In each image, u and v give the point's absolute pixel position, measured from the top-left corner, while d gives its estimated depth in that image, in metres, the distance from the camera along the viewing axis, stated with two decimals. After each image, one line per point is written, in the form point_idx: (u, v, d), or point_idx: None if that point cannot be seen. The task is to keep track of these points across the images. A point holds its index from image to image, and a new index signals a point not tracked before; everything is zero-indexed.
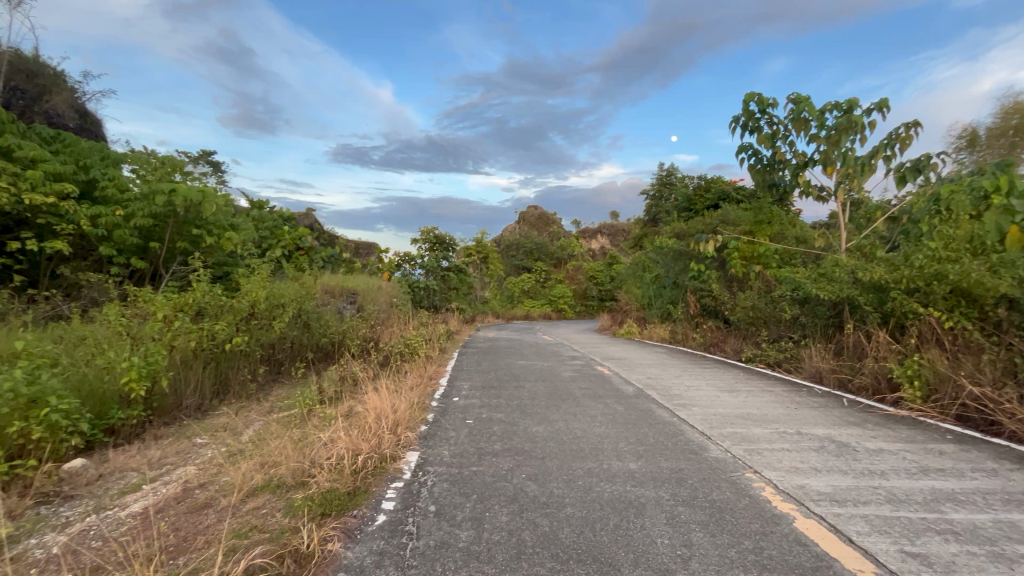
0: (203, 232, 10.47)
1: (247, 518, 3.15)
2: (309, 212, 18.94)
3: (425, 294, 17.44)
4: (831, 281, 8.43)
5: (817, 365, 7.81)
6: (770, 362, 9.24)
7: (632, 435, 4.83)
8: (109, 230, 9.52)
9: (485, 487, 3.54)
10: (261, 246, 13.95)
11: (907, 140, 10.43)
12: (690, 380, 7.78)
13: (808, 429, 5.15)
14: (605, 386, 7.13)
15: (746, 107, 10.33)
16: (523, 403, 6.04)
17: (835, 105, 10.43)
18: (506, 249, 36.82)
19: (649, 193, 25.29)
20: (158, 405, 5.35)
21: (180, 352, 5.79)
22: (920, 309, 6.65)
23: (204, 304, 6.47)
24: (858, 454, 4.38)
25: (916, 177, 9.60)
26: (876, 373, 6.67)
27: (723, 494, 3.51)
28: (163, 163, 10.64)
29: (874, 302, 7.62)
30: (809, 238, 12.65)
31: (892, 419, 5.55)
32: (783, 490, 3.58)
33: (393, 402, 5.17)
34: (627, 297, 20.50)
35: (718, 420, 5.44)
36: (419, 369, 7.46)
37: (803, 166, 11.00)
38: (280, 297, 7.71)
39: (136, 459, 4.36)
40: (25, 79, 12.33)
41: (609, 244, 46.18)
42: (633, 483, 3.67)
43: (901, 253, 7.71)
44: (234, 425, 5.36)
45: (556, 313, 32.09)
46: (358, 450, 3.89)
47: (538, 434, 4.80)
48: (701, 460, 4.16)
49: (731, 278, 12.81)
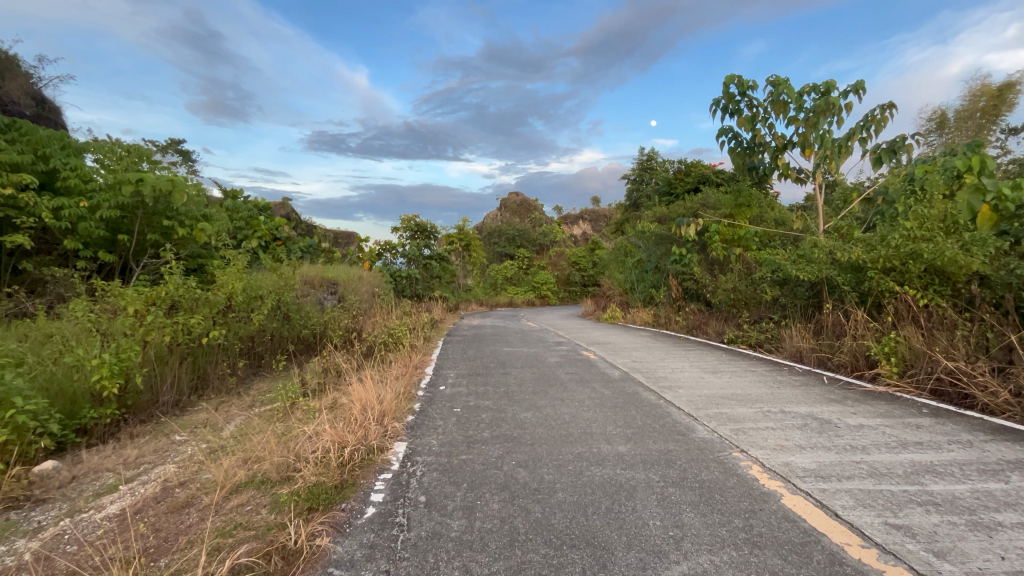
0: (175, 223, 10.12)
1: (232, 516, 3.05)
2: (285, 202, 18.48)
3: (407, 283, 17.24)
4: (809, 262, 8.57)
5: (797, 345, 7.96)
6: (751, 343, 9.40)
7: (620, 418, 4.84)
8: (73, 223, 9.12)
9: (475, 476, 3.50)
10: (237, 236, 13.56)
11: (881, 122, 10.60)
12: (674, 362, 7.85)
13: (791, 407, 5.24)
14: (591, 371, 7.16)
15: (726, 90, 10.35)
16: (510, 389, 6.02)
17: (813, 87, 10.52)
18: (488, 237, 36.61)
19: (630, 178, 25.34)
20: (133, 403, 5.16)
21: (154, 348, 5.59)
22: (896, 288, 6.81)
23: (178, 297, 6.24)
24: (840, 431, 4.47)
25: (891, 159, 9.77)
26: (854, 351, 6.81)
27: (711, 474, 3.54)
28: (129, 152, 10.21)
29: (852, 282, 7.78)
30: (787, 220, 12.85)
31: (870, 395, 5.69)
32: (770, 468, 3.63)
33: (379, 393, 5.09)
34: (610, 282, 20.60)
35: (704, 401, 5.50)
36: (404, 359, 7.39)
37: (782, 149, 11.10)
38: (258, 289, 7.49)
39: (111, 459, 4.20)
40: None
41: (591, 229, 46.35)
42: (623, 466, 3.67)
43: (877, 233, 7.87)
44: (214, 421, 5.22)
45: (540, 300, 32.14)
46: (344, 442, 3.81)
47: (526, 420, 4.78)
48: (689, 441, 4.20)
49: (712, 261, 12.96)
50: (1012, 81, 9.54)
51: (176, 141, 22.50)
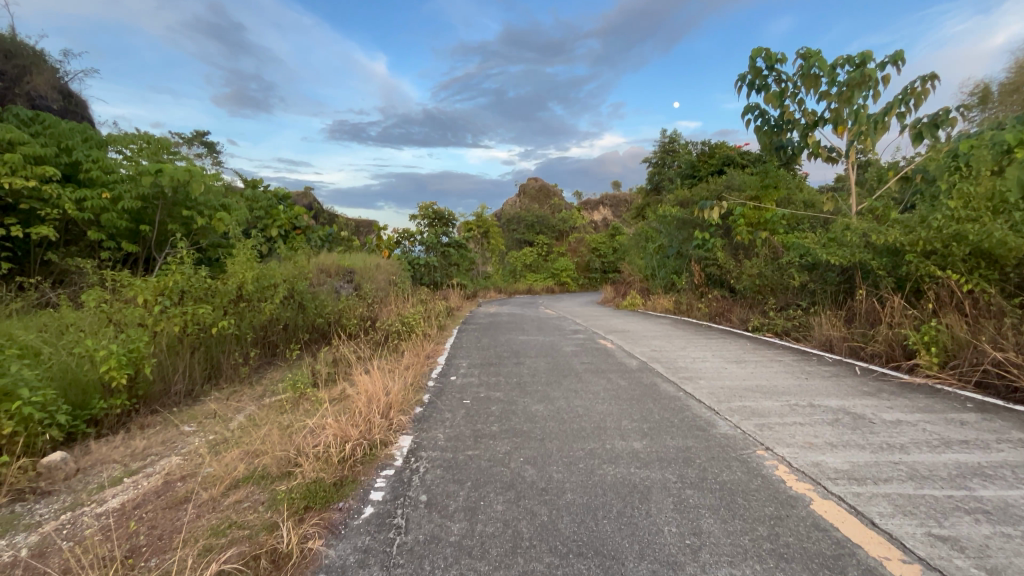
0: (194, 213, 10.18)
1: (227, 513, 2.96)
2: (306, 191, 18.56)
3: (425, 270, 17.19)
4: (841, 246, 8.10)
5: (827, 333, 7.55)
6: (778, 331, 9.00)
7: (636, 411, 4.60)
8: (96, 214, 9.23)
9: (480, 473, 3.34)
10: (256, 226, 13.64)
11: (922, 95, 9.91)
12: (695, 351, 7.54)
13: (821, 401, 4.91)
14: (607, 360, 6.92)
15: (753, 64, 9.81)
16: (523, 380, 5.84)
17: (847, 58, 9.87)
18: (507, 224, 36.32)
19: (652, 160, 24.63)
20: (145, 393, 5.17)
21: (165, 337, 5.58)
22: (938, 272, 6.33)
23: (189, 287, 6.19)
24: (875, 427, 4.15)
25: (932, 134, 9.10)
26: (890, 340, 6.38)
27: (733, 474, 3.29)
28: (151, 143, 10.28)
29: (888, 266, 7.30)
30: (816, 203, 12.23)
31: (907, 388, 5.31)
32: (798, 469, 3.36)
33: (387, 384, 4.96)
34: (630, 268, 20.17)
35: (726, 393, 5.21)
36: (417, 348, 7.27)
37: (812, 126, 10.50)
38: (271, 278, 7.46)
39: (119, 451, 4.19)
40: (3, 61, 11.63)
41: (611, 215, 45.58)
42: (638, 465, 3.45)
43: (917, 214, 7.36)
44: (224, 412, 5.20)
45: (559, 287, 31.83)
46: (346, 437, 3.69)
47: (538, 413, 4.59)
48: (709, 437, 3.94)
49: (736, 246, 12.46)
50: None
51: (200, 132, 22.83)
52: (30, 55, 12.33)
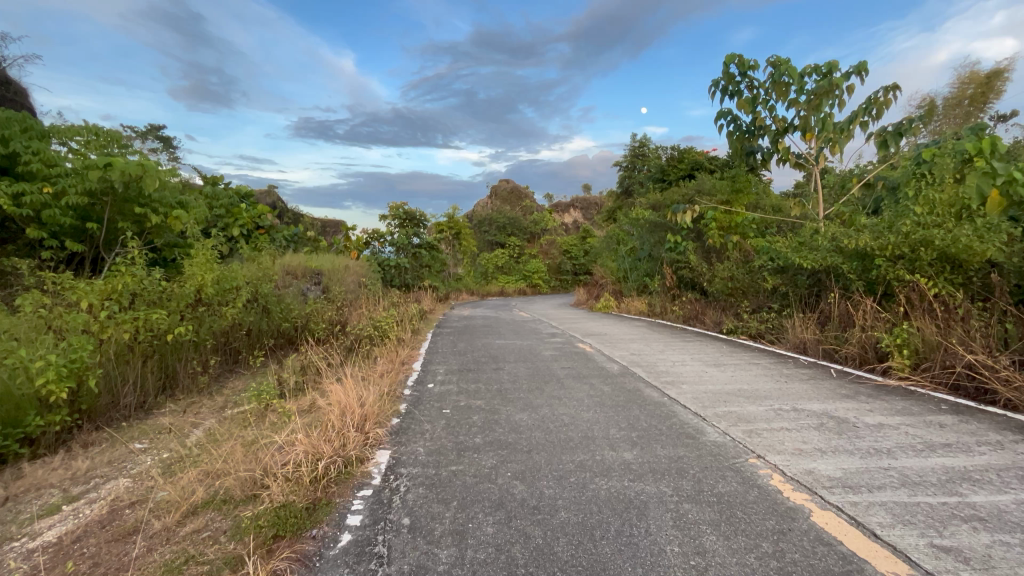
0: (148, 211, 9.50)
1: (184, 546, 2.64)
2: (270, 189, 17.81)
3: (396, 272, 16.72)
4: (812, 250, 8.27)
5: (801, 336, 7.68)
6: (752, 333, 9.11)
7: (623, 419, 4.47)
8: (36, 211, 8.48)
9: (467, 491, 3.11)
10: (216, 225, 12.95)
11: (884, 105, 10.31)
12: (674, 354, 7.52)
13: (803, 404, 4.91)
14: (588, 365, 6.79)
15: (726, 70, 9.94)
16: (503, 387, 5.63)
17: (815, 68, 10.15)
18: (478, 225, 36.04)
19: (623, 164, 24.87)
20: (89, 407, 4.70)
21: (113, 345, 5.10)
22: (907, 276, 6.48)
23: (140, 290, 5.67)
24: (860, 431, 4.14)
25: (897, 142, 9.41)
26: (863, 342, 6.50)
27: (729, 486, 3.17)
28: (100, 135, 9.57)
29: (858, 270, 7.45)
30: (783, 207, 12.53)
31: (883, 390, 5.39)
32: (792, 478, 3.28)
33: (360, 393, 4.66)
34: (603, 270, 20.27)
35: (710, 398, 5.15)
36: (390, 354, 6.96)
37: (782, 132, 10.74)
38: (233, 280, 6.99)
39: (57, 474, 3.75)
40: None
41: (582, 218, 45.95)
42: (631, 477, 3.29)
43: (884, 219, 7.56)
44: (181, 426, 4.79)
45: (531, 288, 31.79)
46: (319, 454, 3.40)
47: (522, 423, 4.39)
48: (700, 446, 3.83)
49: (707, 249, 12.62)
50: (998, 71, 10.23)
51: (155, 126, 21.63)
52: None
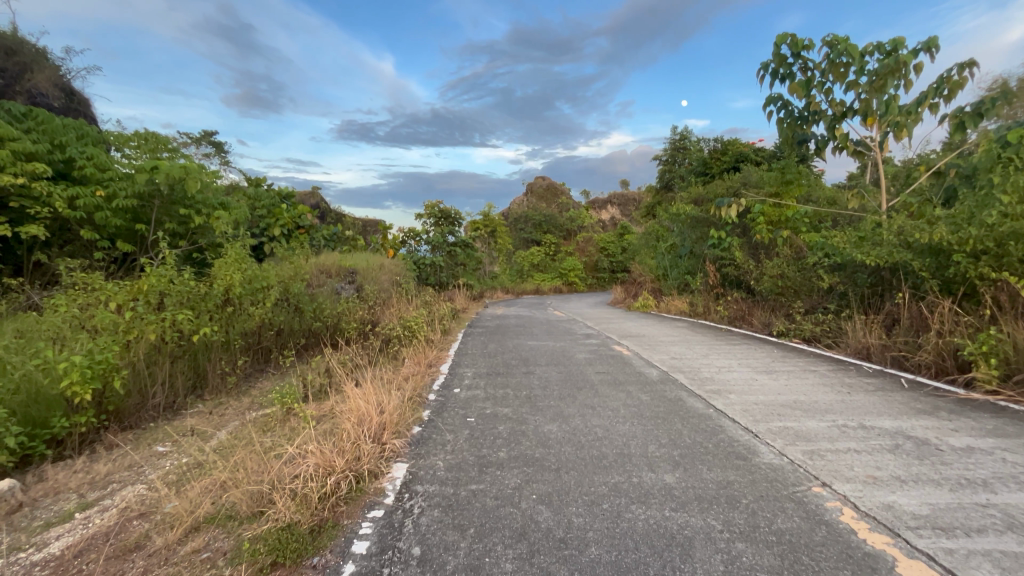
0: (192, 212, 9.71)
1: (181, 568, 2.46)
2: (311, 190, 18.17)
3: (431, 270, 16.63)
4: (875, 246, 7.48)
5: (863, 340, 6.95)
6: (806, 336, 8.38)
7: (663, 434, 4.04)
8: (89, 213, 8.77)
9: (485, 517, 2.80)
10: (258, 225, 13.25)
11: (959, 84, 9.29)
12: (720, 360, 6.95)
13: (873, 421, 4.31)
14: (624, 370, 6.36)
15: (777, 52, 9.21)
16: (533, 394, 5.29)
17: (878, 45, 9.25)
18: (514, 223, 35.72)
19: (662, 158, 24.00)
20: (117, 408, 4.70)
21: (142, 346, 5.10)
22: (993, 275, 5.69)
23: (168, 290, 5.64)
24: (946, 457, 3.55)
25: (976, 124, 8.38)
26: (940, 349, 5.76)
27: (790, 521, 2.72)
28: (149, 139, 9.86)
29: (932, 267, 6.62)
30: (839, 199, 11.58)
31: (969, 405, 4.70)
32: (867, 514, 2.79)
33: (381, 398, 4.42)
34: (640, 268, 19.56)
35: (762, 411, 4.62)
36: (418, 355, 6.78)
37: (839, 117, 9.87)
38: (264, 279, 6.97)
39: (77, 478, 3.72)
40: (4, 58, 11.45)
41: (620, 214, 44.90)
42: (673, 506, 2.89)
43: (962, 209, 6.70)
44: (205, 428, 4.74)
45: (567, 286, 31.23)
46: (331, 468, 3.17)
47: (551, 436, 4.04)
48: (753, 469, 3.38)
49: (755, 246, 11.82)
50: None
51: (208, 132, 22.49)
52: (30, 52, 12.02)
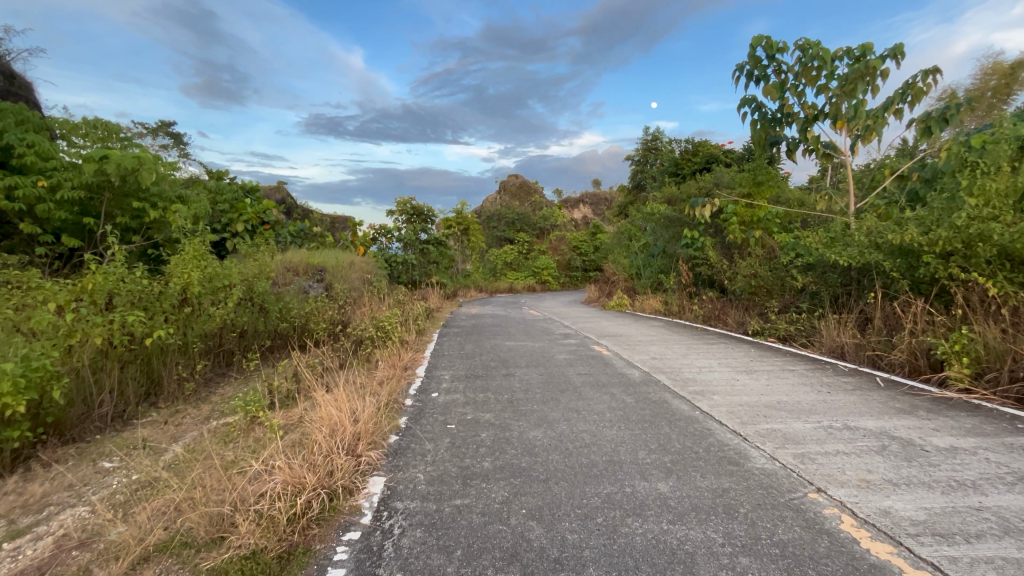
0: (146, 205, 9.07)
1: None
2: (278, 185, 17.45)
3: (403, 268, 16.21)
4: (846, 247, 7.62)
5: (837, 339, 7.07)
6: (780, 335, 8.49)
7: (652, 439, 3.92)
8: (30, 205, 8.03)
9: (473, 536, 2.58)
10: (220, 221, 12.57)
11: (922, 90, 9.58)
12: (700, 359, 6.92)
13: (857, 422, 4.31)
14: (606, 371, 6.24)
15: (752, 54, 9.29)
16: (515, 397, 5.10)
17: (848, 50, 9.45)
18: (487, 220, 35.40)
19: (635, 159, 24.24)
20: (57, 419, 4.25)
21: (87, 351, 4.64)
22: (962, 275, 5.83)
23: (116, 289, 5.15)
24: (932, 458, 3.54)
25: (940, 128, 8.60)
26: (913, 348, 5.87)
27: (791, 532, 2.61)
28: (98, 127, 9.12)
29: (903, 268, 6.75)
30: (807, 200, 11.84)
31: (944, 404, 4.78)
32: (866, 521, 2.72)
33: (355, 405, 4.12)
34: (613, 267, 19.65)
35: (748, 413, 4.56)
36: (392, 357, 6.49)
37: (811, 119, 10.05)
38: (226, 277, 6.52)
39: (7, 501, 3.30)
40: None
41: (592, 213, 45.24)
42: (670, 518, 2.74)
43: (930, 210, 6.87)
44: (158, 440, 4.35)
45: (540, 284, 31.20)
46: (301, 486, 2.88)
47: (536, 443, 3.85)
48: (747, 475, 3.28)
49: (728, 245, 11.96)
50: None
51: (165, 123, 21.33)
52: None
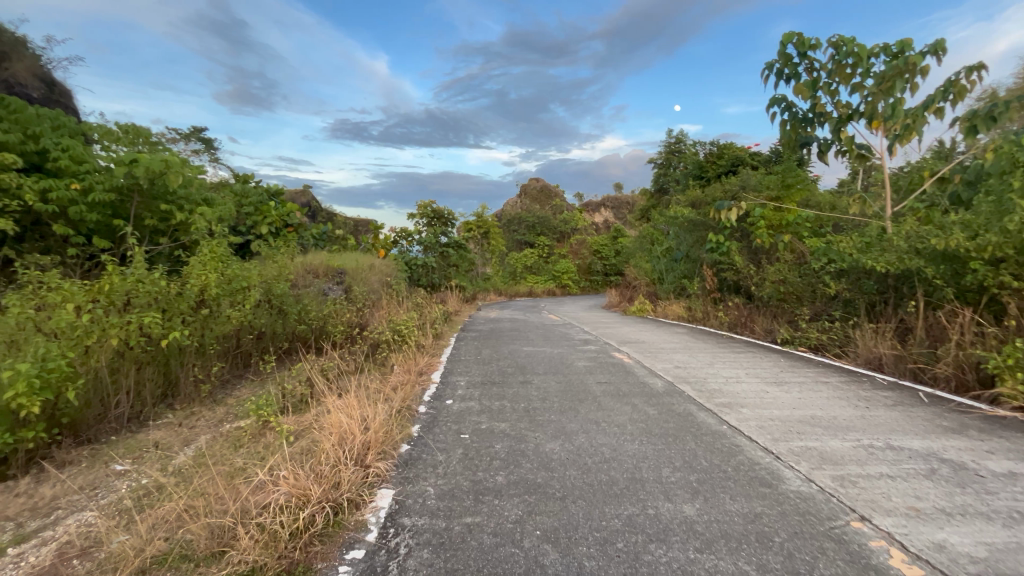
0: (173, 208, 9.21)
1: None
2: (302, 189, 17.68)
3: (422, 271, 16.20)
4: (883, 252, 7.22)
5: (874, 350, 6.68)
6: (812, 344, 8.09)
7: (676, 455, 3.69)
8: (63, 208, 8.22)
9: (483, 559, 2.41)
10: (244, 223, 12.76)
11: (965, 87, 9.06)
12: (726, 369, 6.62)
13: (900, 441, 3.99)
14: (628, 380, 6.01)
15: (783, 51, 8.95)
16: (532, 406, 4.92)
17: (885, 47, 9.02)
18: (507, 224, 35.31)
19: (658, 162, 23.83)
20: (72, 420, 4.26)
21: (103, 352, 4.63)
22: (1016, 284, 5.40)
23: (133, 291, 5.14)
24: (989, 484, 3.22)
25: (987, 127, 8.05)
26: (960, 362, 5.47)
27: (833, 567, 2.36)
28: (129, 131, 9.30)
29: (947, 275, 6.32)
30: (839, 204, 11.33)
31: (997, 423, 4.40)
32: (919, 556, 2.45)
33: (366, 412, 4.00)
34: (635, 271, 19.28)
35: (779, 428, 4.28)
36: (407, 361, 6.39)
37: (844, 119, 9.63)
38: (244, 280, 6.51)
39: (18, 503, 3.29)
40: None
41: (613, 217, 44.72)
42: (697, 546, 2.52)
43: (977, 212, 6.43)
44: (171, 443, 4.35)
45: (560, 289, 30.92)
46: (305, 497, 2.76)
47: (553, 456, 3.66)
48: (781, 499, 3.02)
49: (755, 250, 11.55)
50: None
51: (197, 129, 21.91)
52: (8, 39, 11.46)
